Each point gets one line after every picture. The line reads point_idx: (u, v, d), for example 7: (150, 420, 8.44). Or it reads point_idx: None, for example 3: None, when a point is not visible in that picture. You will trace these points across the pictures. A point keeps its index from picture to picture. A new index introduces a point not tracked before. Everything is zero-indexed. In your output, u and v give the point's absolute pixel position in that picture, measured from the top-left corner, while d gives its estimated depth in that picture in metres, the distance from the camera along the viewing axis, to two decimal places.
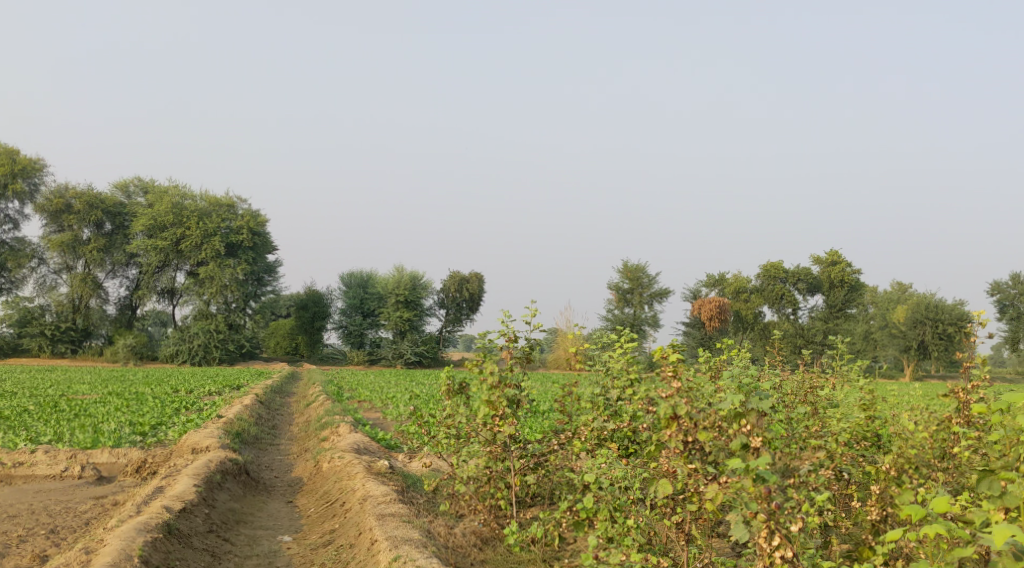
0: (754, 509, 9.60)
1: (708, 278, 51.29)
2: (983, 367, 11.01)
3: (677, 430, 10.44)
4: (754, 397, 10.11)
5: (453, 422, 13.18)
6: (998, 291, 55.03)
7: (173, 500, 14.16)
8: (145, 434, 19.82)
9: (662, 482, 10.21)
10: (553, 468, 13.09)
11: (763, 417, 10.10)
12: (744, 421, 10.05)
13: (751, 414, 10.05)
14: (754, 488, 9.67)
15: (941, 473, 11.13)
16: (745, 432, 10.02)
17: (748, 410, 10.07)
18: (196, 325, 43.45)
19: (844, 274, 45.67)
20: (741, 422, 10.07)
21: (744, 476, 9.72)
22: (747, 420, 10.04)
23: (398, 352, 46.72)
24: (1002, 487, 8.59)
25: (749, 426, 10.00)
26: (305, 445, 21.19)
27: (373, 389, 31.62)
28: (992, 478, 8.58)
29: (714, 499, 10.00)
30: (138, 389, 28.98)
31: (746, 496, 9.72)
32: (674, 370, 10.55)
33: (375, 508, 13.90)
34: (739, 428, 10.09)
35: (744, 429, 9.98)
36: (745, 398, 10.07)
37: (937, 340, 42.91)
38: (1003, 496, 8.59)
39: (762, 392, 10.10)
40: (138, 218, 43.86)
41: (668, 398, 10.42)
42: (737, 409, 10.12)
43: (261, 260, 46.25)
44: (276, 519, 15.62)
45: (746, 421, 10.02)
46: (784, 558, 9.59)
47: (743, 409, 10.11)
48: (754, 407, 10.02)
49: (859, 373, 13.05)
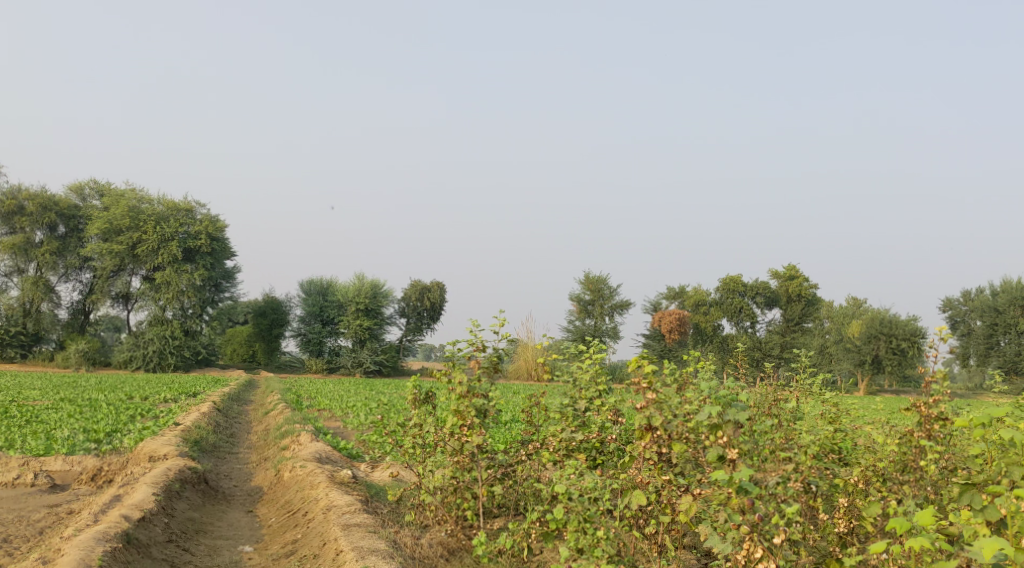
0: (737, 520, 9.67)
1: (668, 290, 51.63)
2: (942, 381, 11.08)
3: (651, 441, 10.48)
4: (730, 408, 10.01)
5: (421, 431, 13.07)
6: (950, 307, 55.99)
7: (132, 509, 13.86)
8: (100, 441, 19.43)
9: (636, 494, 10.20)
10: (519, 478, 13.03)
11: (740, 429, 9.99)
12: (722, 433, 9.98)
13: (728, 425, 9.98)
14: (737, 500, 9.69)
15: (905, 485, 11.25)
16: (722, 443, 9.98)
17: (725, 422, 10.00)
18: (152, 331, 42.74)
19: (802, 288, 46.20)
20: (718, 434, 10.02)
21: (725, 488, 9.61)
22: (724, 432, 9.97)
23: (356, 361, 46.62)
24: (983, 502, 8.82)
25: (726, 437, 9.94)
26: (265, 454, 20.91)
27: (333, 397, 31.34)
28: (973, 492, 8.79)
29: (688, 510, 9.96)
30: (91, 395, 28.45)
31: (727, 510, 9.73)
32: (649, 382, 10.52)
33: (339, 519, 13.71)
34: (715, 439, 10.05)
35: (720, 441, 9.92)
36: (723, 410, 9.99)
37: (891, 355, 43.52)
38: (984, 510, 8.78)
39: (738, 404, 10.01)
40: (93, 221, 43.13)
41: (642, 410, 10.43)
42: (714, 421, 10.05)
43: (219, 265, 45.60)
44: (236, 529, 15.33)
45: (723, 433, 9.96)
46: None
47: (721, 421, 10.03)
48: (732, 418, 9.93)
49: (821, 386, 13.15)
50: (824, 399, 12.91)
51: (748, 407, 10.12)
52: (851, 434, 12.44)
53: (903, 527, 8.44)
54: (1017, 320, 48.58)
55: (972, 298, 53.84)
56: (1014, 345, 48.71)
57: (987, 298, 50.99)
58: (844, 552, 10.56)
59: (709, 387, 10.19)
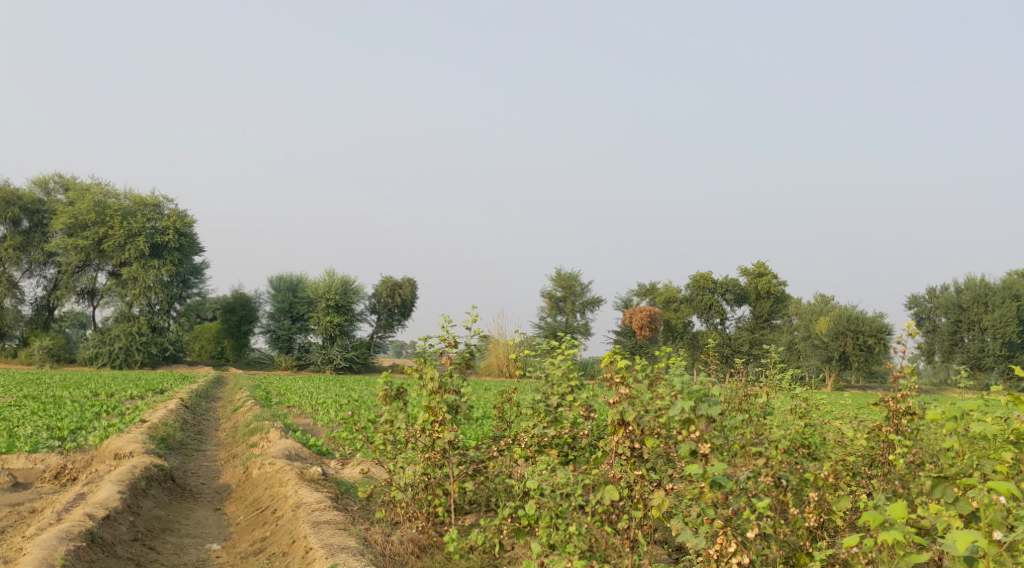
0: (711, 515, 9.62)
1: (639, 287, 51.76)
2: (911, 378, 11.21)
3: (624, 435, 10.49)
4: (703, 403, 10.01)
5: (391, 427, 12.88)
6: (916, 304, 56.59)
7: (96, 507, 13.63)
8: (64, 439, 19.12)
9: (608, 489, 10.12)
10: (491, 474, 12.98)
11: (712, 423, 10.01)
12: (694, 427, 9.99)
13: (701, 420, 9.98)
14: (710, 495, 9.71)
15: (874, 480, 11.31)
16: (694, 438, 10.01)
17: (698, 416, 9.98)
18: (118, 327, 42.21)
19: (771, 285, 46.51)
20: (690, 429, 10.01)
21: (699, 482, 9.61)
22: (696, 427, 9.98)
23: (327, 358, 46.22)
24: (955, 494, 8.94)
25: (698, 432, 9.97)
26: (233, 451, 20.69)
27: (303, 394, 31.09)
28: (947, 485, 8.81)
29: (660, 505, 9.92)
30: (56, 392, 28.05)
31: (701, 504, 9.71)
32: (621, 377, 10.50)
33: (308, 516, 13.58)
34: (688, 434, 10.06)
35: (693, 436, 9.95)
36: (695, 404, 9.98)
37: (858, 351, 43.92)
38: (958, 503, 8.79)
39: (711, 398, 10.01)
40: (58, 216, 42.50)
41: (615, 405, 10.43)
42: (687, 415, 10.03)
43: (186, 261, 45.07)
44: (204, 527, 15.14)
45: (695, 427, 9.97)
46: (740, 563, 9.58)
47: (693, 416, 10.02)
48: (704, 413, 9.93)
49: (789, 382, 13.21)
50: (792, 394, 12.96)
51: (721, 401, 10.11)
52: (823, 429, 12.34)
53: (876, 520, 8.49)
54: (980, 317, 49.27)
55: (937, 295, 54.48)
56: (977, 342, 49.43)
57: (951, 295, 51.61)
58: (815, 547, 10.54)
59: (683, 382, 10.06)
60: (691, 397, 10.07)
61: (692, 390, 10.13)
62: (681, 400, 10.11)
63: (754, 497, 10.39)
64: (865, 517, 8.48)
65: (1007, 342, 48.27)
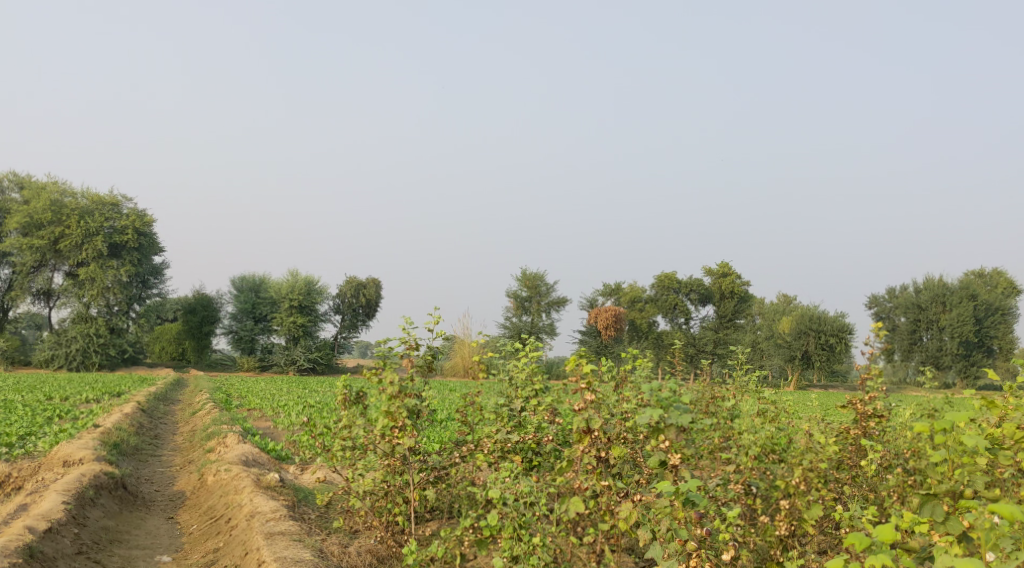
0: (684, 537, 9.27)
1: (605, 287, 51.59)
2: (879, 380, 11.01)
3: (590, 444, 10.06)
4: (672, 411, 9.67)
5: (349, 433, 12.36)
6: (876, 303, 56.98)
7: (37, 520, 13.04)
8: (12, 445, 18.40)
9: (574, 501, 9.72)
10: (453, 481, 12.54)
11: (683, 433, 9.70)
12: (663, 437, 9.66)
13: (670, 429, 9.65)
14: (683, 512, 9.38)
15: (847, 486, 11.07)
16: (663, 448, 9.67)
17: (667, 425, 9.66)
18: (75, 329, 41.18)
19: (734, 284, 46.49)
20: (660, 438, 9.69)
21: (672, 500, 9.25)
22: (665, 436, 9.66)
23: (290, 359, 45.43)
24: (944, 513, 8.78)
25: (667, 442, 9.64)
26: (189, 457, 20.06)
27: (265, 396, 30.43)
28: (933, 504, 8.79)
29: (628, 518, 9.56)
30: (8, 396, 27.17)
31: (673, 520, 9.37)
32: (587, 383, 10.11)
33: (262, 527, 13.05)
34: (657, 443, 9.73)
35: (662, 446, 9.61)
36: (665, 413, 9.65)
37: (820, 350, 43.96)
38: (946, 523, 8.71)
39: (681, 406, 9.68)
40: (12, 215, 41.44)
41: (580, 412, 10.02)
42: (656, 424, 9.71)
43: (146, 261, 44.19)
44: (154, 538, 14.56)
45: (665, 437, 9.64)
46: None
47: (662, 424, 9.69)
48: (673, 423, 9.60)
49: (757, 384, 12.85)
50: (761, 397, 12.61)
51: (690, 408, 9.80)
52: (790, 432, 11.65)
53: (862, 543, 8.20)
54: (938, 316, 49.64)
55: (897, 295, 54.72)
56: (936, 340, 49.82)
57: (910, 294, 51.86)
58: (784, 557, 10.21)
59: (651, 389, 9.72)
60: (659, 403, 9.72)
61: (661, 396, 9.78)
62: (649, 408, 9.76)
63: (724, 505, 10.16)
64: (851, 538, 8.19)
65: (964, 341, 48.78)
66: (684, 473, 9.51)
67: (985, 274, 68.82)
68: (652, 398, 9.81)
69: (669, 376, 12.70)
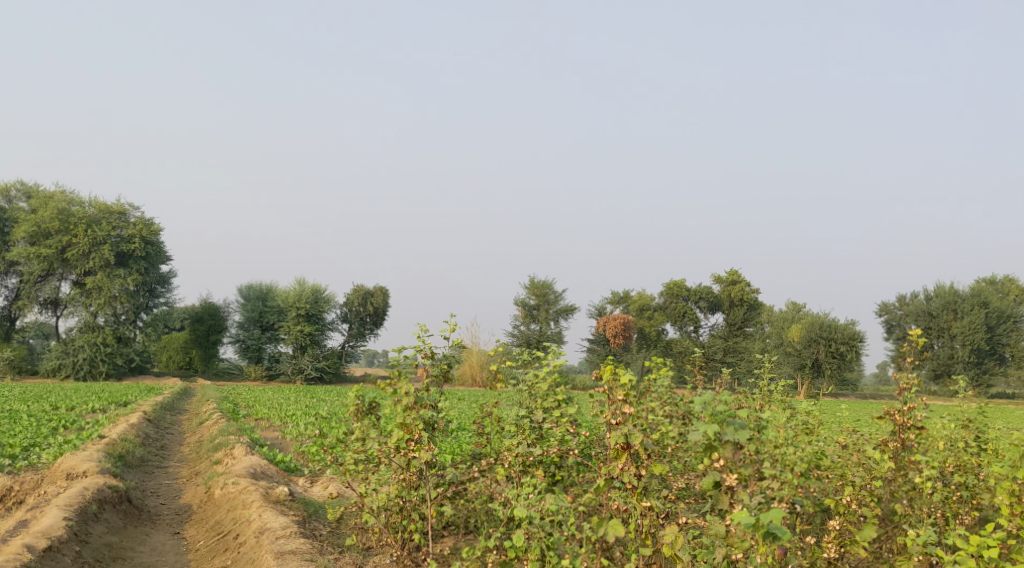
0: None
1: (613, 295, 51.30)
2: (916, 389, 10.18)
3: (629, 461, 9.49)
4: (728, 427, 8.96)
5: (362, 447, 11.80)
6: (886, 310, 56.40)
7: (37, 537, 12.65)
8: (16, 457, 17.87)
9: (614, 524, 9.14)
10: (469, 496, 12.00)
11: (740, 451, 9.01)
12: (718, 455, 8.99)
13: (727, 446, 8.97)
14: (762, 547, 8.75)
15: (903, 506, 10.35)
16: (718, 468, 9.02)
17: (723, 442, 8.97)
18: (82, 338, 40.72)
19: (743, 292, 45.86)
20: (714, 457, 9.01)
21: (749, 533, 8.55)
22: (721, 454, 8.98)
23: (298, 368, 44.76)
24: None
25: (723, 461, 8.96)
26: (196, 469, 19.44)
27: (272, 406, 29.86)
28: None
29: (673, 543, 9.03)
30: (13, 406, 26.64)
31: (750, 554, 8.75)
32: (625, 395, 9.52)
33: (272, 545, 12.50)
34: (711, 462, 9.06)
35: (717, 466, 8.96)
36: (720, 429, 8.94)
37: (830, 358, 43.30)
38: None
39: (737, 421, 8.96)
40: (20, 224, 41.01)
41: (619, 427, 9.43)
42: (710, 441, 9.01)
43: (154, 270, 43.55)
44: (160, 554, 14.01)
45: (721, 455, 8.96)
46: None
47: (717, 442, 8.99)
48: (731, 439, 8.90)
49: (782, 394, 12.35)
50: (791, 407, 12.00)
51: (748, 423, 9.08)
52: (823, 444, 11.13)
53: None
54: (950, 324, 48.79)
55: (908, 302, 53.99)
56: (948, 348, 48.87)
57: (921, 302, 51.16)
58: None
59: (704, 403, 8.99)
60: (713, 419, 8.99)
61: (715, 411, 9.04)
62: (701, 423, 9.07)
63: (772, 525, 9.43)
64: None
65: (976, 349, 48.06)
66: (743, 496, 8.88)
67: (997, 281, 67.91)
68: (706, 414, 9.13)
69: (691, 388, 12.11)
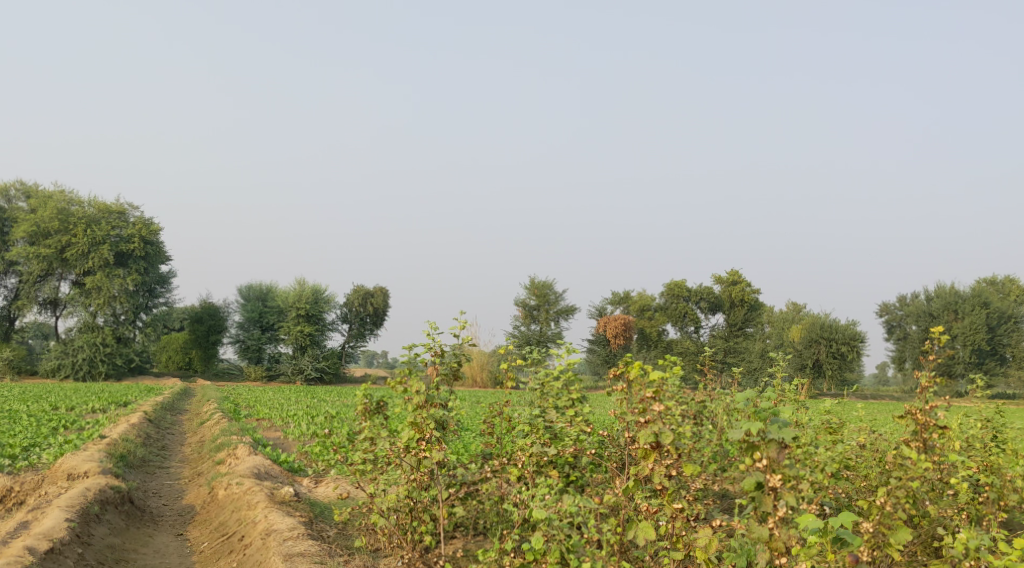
0: None
1: (613, 295, 51.02)
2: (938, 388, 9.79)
3: (657, 461, 9.27)
4: (771, 425, 8.64)
5: (371, 448, 11.47)
6: (886, 310, 56.12)
7: (39, 539, 12.37)
8: (16, 457, 17.59)
9: (645, 527, 8.90)
10: (482, 497, 11.75)
11: (783, 450, 8.65)
12: (761, 455, 8.63)
13: (771, 445, 8.61)
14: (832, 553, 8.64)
15: (938, 509, 10.10)
16: (760, 468, 8.66)
17: (766, 441, 8.62)
18: (81, 338, 40.40)
19: (744, 293, 45.55)
20: (757, 456, 8.65)
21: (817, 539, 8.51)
22: (764, 453, 8.61)
23: (297, 368, 44.48)
24: None
25: (766, 460, 8.59)
26: (198, 470, 19.12)
27: (272, 406, 29.61)
28: None
29: (708, 546, 8.84)
30: (12, 406, 26.38)
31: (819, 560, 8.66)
32: (654, 393, 9.25)
33: (280, 547, 12.21)
34: (752, 462, 8.70)
35: (760, 466, 8.60)
36: (763, 427, 8.62)
37: (832, 359, 43.02)
38: None
39: (781, 419, 8.63)
40: (19, 223, 40.67)
41: (648, 426, 9.16)
42: (752, 440, 8.67)
43: (153, 269, 43.12)
44: (164, 557, 13.70)
45: (763, 455, 8.60)
46: None
47: (759, 441, 8.65)
48: (774, 438, 8.56)
49: (796, 392, 12.03)
50: (810, 409, 11.70)
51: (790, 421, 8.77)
52: (844, 446, 10.85)
53: None
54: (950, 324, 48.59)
55: (908, 302, 53.74)
56: (949, 348, 48.61)
57: (922, 303, 50.93)
58: None
59: (747, 399, 8.67)
60: (756, 417, 8.65)
61: (757, 407, 8.73)
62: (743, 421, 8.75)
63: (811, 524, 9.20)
64: None
65: (976, 349, 47.81)
66: (786, 498, 8.53)
67: (997, 282, 67.76)
68: (747, 411, 8.82)
69: (701, 388, 11.80)
